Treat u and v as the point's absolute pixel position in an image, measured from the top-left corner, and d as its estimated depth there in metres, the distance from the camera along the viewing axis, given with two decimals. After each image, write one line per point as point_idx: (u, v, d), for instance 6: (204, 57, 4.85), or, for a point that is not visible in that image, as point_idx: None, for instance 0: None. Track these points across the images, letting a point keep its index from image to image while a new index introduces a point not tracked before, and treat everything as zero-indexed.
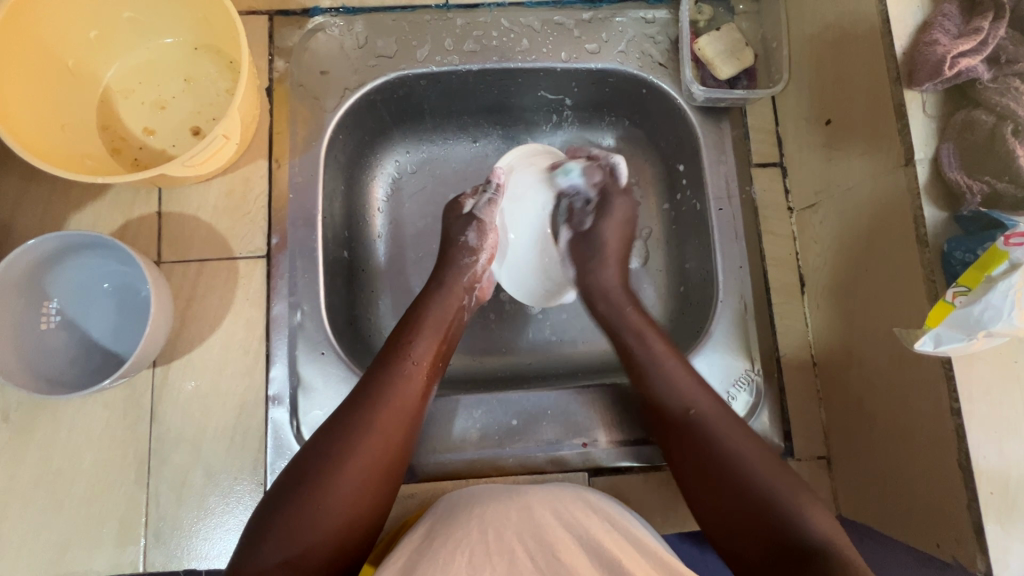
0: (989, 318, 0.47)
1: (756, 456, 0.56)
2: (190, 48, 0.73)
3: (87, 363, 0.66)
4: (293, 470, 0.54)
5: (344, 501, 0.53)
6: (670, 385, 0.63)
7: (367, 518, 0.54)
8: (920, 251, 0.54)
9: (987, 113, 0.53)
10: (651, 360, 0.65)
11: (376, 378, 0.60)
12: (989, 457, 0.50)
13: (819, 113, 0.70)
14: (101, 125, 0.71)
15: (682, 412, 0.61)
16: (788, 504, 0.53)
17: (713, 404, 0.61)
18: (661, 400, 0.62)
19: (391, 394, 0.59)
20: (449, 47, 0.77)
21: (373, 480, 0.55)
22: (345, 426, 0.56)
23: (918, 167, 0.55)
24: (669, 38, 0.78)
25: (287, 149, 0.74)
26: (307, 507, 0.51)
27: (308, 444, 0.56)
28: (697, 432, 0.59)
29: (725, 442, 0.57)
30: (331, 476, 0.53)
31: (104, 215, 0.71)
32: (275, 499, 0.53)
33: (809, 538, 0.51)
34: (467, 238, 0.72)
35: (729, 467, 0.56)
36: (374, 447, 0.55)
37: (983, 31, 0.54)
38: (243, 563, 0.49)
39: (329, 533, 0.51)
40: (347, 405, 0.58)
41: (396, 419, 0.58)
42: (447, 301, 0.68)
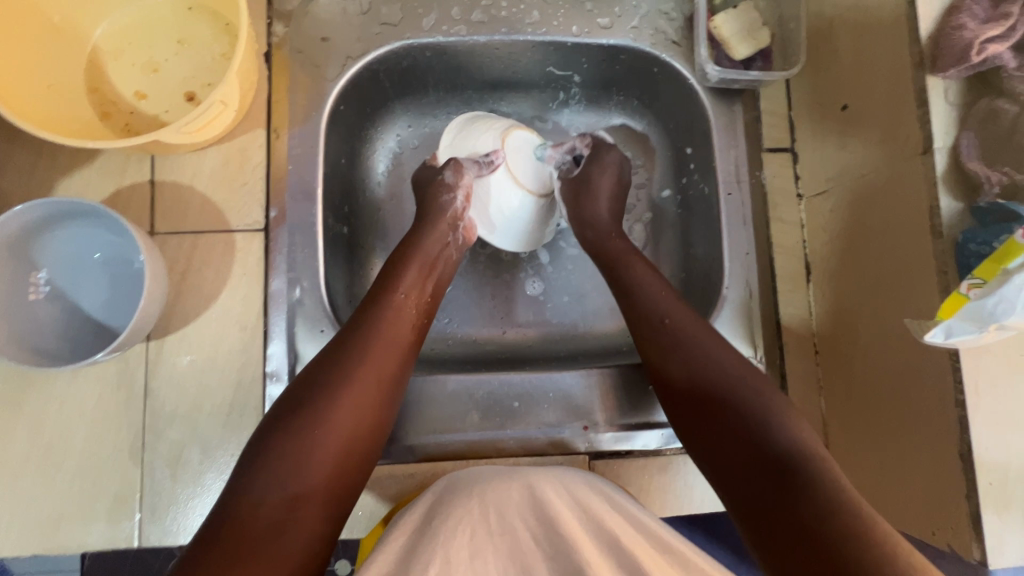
0: (1003, 311, 0.47)
1: (736, 367, 0.57)
2: (184, 8, 0.70)
3: (78, 335, 0.64)
4: (286, 404, 0.53)
5: (340, 428, 0.53)
6: (648, 293, 0.64)
7: (363, 453, 0.54)
8: (934, 241, 0.54)
9: (1010, 102, 0.52)
10: (635, 278, 0.65)
11: (365, 314, 0.60)
12: (990, 448, 0.51)
13: (834, 98, 0.69)
14: (91, 88, 0.68)
15: (660, 323, 0.62)
16: (761, 408, 0.54)
17: (689, 315, 0.62)
18: (644, 311, 0.63)
19: (381, 326, 0.59)
20: (457, 16, 0.74)
21: (369, 411, 0.55)
22: (339, 358, 0.56)
23: (937, 155, 0.54)
24: (684, 15, 0.76)
25: (285, 119, 0.71)
26: (304, 437, 0.51)
27: (299, 380, 0.55)
28: (677, 343, 0.60)
29: (710, 361, 0.58)
30: (327, 407, 0.53)
31: (94, 183, 0.68)
32: (268, 431, 0.52)
33: (776, 445, 0.51)
34: (444, 177, 0.70)
35: (707, 390, 0.57)
36: (367, 377, 0.56)
37: (1013, 16, 0.52)
38: (241, 498, 0.48)
39: (329, 465, 0.51)
40: (339, 342, 0.58)
41: (389, 353, 0.58)
42: (433, 242, 0.67)
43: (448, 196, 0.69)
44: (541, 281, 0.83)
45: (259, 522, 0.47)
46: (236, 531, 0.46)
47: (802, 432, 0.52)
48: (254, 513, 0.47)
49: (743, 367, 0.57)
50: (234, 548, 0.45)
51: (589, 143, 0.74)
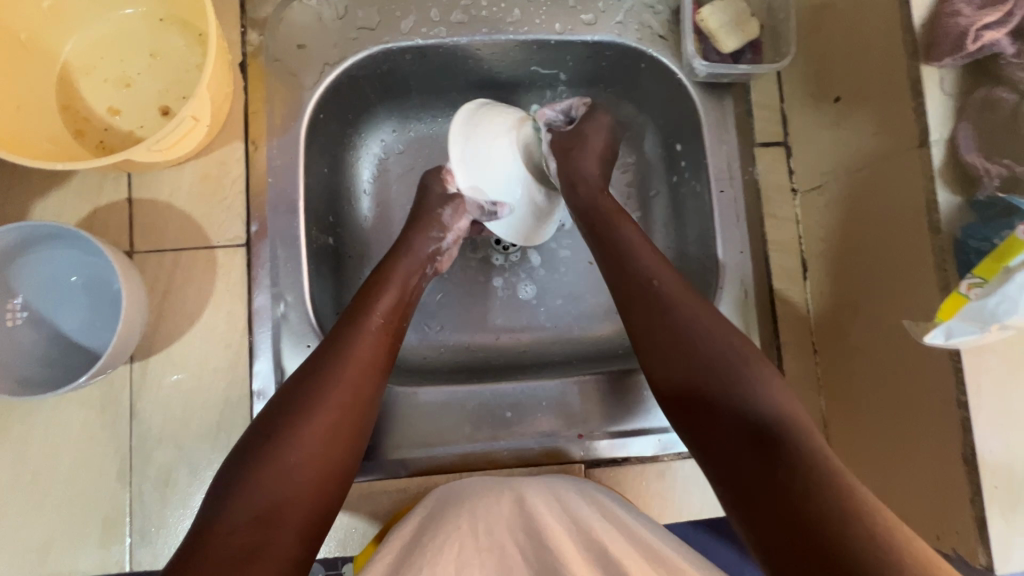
0: (1005, 310, 0.45)
1: (726, 346, 0.55)
2: (155, 20, 0.68)
3: (58, 359, 0.63)
4: (257, 429, 0.52)
5: (310, 448, 0.51)
6: (643, 266, 0.61)
7: (337, 475, 0.53)
8: (932, 238, 0.52)
9: (1008, 90, 0.50)
10: (624, 242, 0.63)
11: (339, 333, 0.58)
12: (994, 450, 0.49)
13: (827, 89, 0.66)
14: (62, 105, 0.66)
15: (647, 283, 0.59)
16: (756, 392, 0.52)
17: (676, 282, 0.60)
18: (632, 276, 0.60)
19: (354, 349, 0.57)
20: (436, 18, 0.72)
21: (342, 431, 0.53)
22: (309, 380, 0.54)
23: (933, 149, 0.52)
24: (670, 8, 0.74)
25: (263, 130, 0.69)
26: (272, 459, 0.50)
27: (272, 404, 0.54)
28: (663, 304, 0.58)
29: (704, 337, 0.56)
30: (296, 427, 0.51)
31: (70, 203, 0.66)
32: (240, 457, 0.51)
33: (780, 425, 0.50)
34: (442, 214, 0.68)
35: (691, 346, 0.56)
36: (339, 395, 0.54)
37: (1010, 0, 0.49)
38: (212, 526, 0.47)
39: (302, 484, 0.50)
40: (309, 365, 0.56)
41: (362, 370, 0.56)
42: (412, 265, 0.66)
43: (444, 232, 0.68)
44: (533, 285, 0.82)
45: (227, 548, 0.46)
46: (209, 561, 0.45)
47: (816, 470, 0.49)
48: (226, 540, 0.46)
49: (737, 342, 0.56)
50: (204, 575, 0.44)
51: (587, 102, 0.73)
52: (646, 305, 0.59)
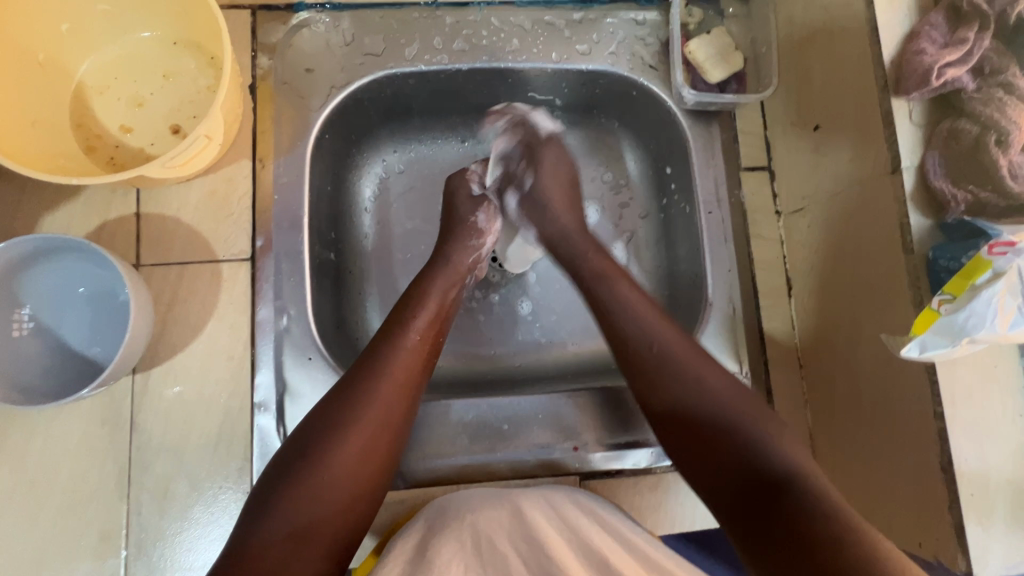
0: (973, 325, 0.48)
1: (726, 400, 0.56)
2: (169, 43, 0.71)
3: (61, 370, 0.64)
4: (295, 441, 0.54)
5: (346, 464, 0.52)
6: (629, 310, 0.62)
7: (369, 491, 0.54)
8: (906, 257, 0.55)
9: (971, 123, 0.54)
10: (615, 298, 0.64)
11: (379, 348, 0.60)
12: (969, 459, 0.52)
13: (807, 118, 0.71)
14: (75, 123, 0.68)
15: (647, 349, 0.60)
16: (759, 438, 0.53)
17: (678, 339, 0.60)
18: (625, 326, 0.62)
19: (394, 364, 0.58)
20: (439, 46, 0.76)
21: (377, 448, 0.55)
22: (348, 394, 0.56)
23: (905, 174, 0.56)
24: (660, 40, 0.78)
25: (270, 148, 0.72)
26: (311, 473, 0.51)
27: (311, 415, 0.56)
28: (660, 362, 0.59)
29: (694, 386, 0.57)
30: (335, 441, 0.53)
31: (79, 217, 0.68)
32: (278, 470, 0.52)
33: (777, 470, 0.51)
34: (476, 220, 0.73)
35: (683, 404, 0.57)
36: (376, 412, 0.55)
37: (969, 41, 0.54)
38: (249, 538, 0.48)
39: (336, 501, 0.51)
40: (348, 378, 0.58)
41: (400, 386, 0.58)
42: (450, 276, 0.69)
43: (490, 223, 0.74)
44: (530, 301, 0.84)
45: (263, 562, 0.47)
46: None
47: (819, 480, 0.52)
48: (260, 556, 0.47)
49: (734, 389, 0.57)
50: None
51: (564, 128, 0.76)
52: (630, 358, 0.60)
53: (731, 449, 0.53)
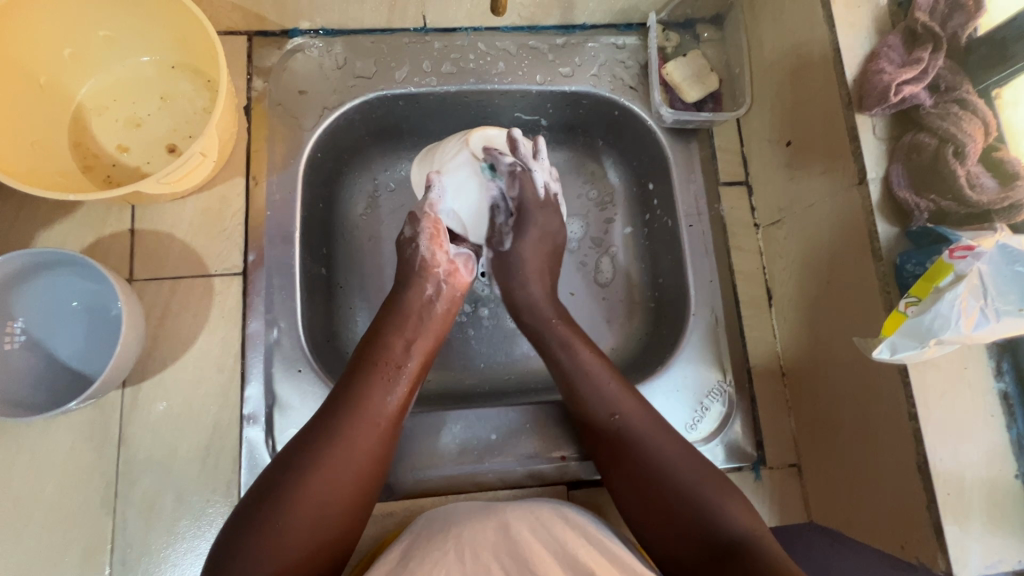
0: (939, 326, 0.50)
1: (680, 454, 0.59)
2: (168, 67, 0.74)
3: (52, 384, 0.64)
4: (259, 490, 0.53)
5: (310, 518, 0.51)
6: (582, 374, 0.66)
7: (332, 543, 0.53)
8: (875, 264, 0.58)
9: (930, 136, 0.56)
10: (577, 366, 0.66)
11: (347, 390, 0.59)
12: (945, 458, 0.53)
13: (780, 134, 0.74)
14: (74, 143, 0.71)
15: (608, 418, 0.63)
16: (706, 505, 0.55)
17: (641, 413, 0.63)
18: (592, 406, 0.64)
19: (360, 408, 0.57)
20: (428, 69, 0.79)
21: (343, 499, 0.53)
22: (313, 442, 0.54)
23: (871, 186, 0.59)
24: (639, 63, 0.82)
25: (264, 166, 0.74)
26: (271, 526, 0.50)
27: (277, 463, 0.54)
28: (630, 443, 0.61)
29: (653, 451, 0.59)
30: (296, 494, 0.51)
31: (74, 233, 0.70)
32: (240, 522, 0.51)
33: (728, 533, 0.53)
34: (403, 233, 0.71)
35: (654, 476, 0.58)
36: (341, 462, 0.54)
37: (925, 60, 0.57)
38: None
39: (297, 557, 0.50)
40: (316, 423, 0.56)
41: (369, 432, 0.57)
42: (414, 303, 0.67)
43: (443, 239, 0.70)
44: None
45: None
46: None
47: (738, 511, 0.55)
48: None
49: (682, 450, 0.59)
50: None
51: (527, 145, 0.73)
52: (602, 445, 0.63)
53: (691, 516, 0.55)
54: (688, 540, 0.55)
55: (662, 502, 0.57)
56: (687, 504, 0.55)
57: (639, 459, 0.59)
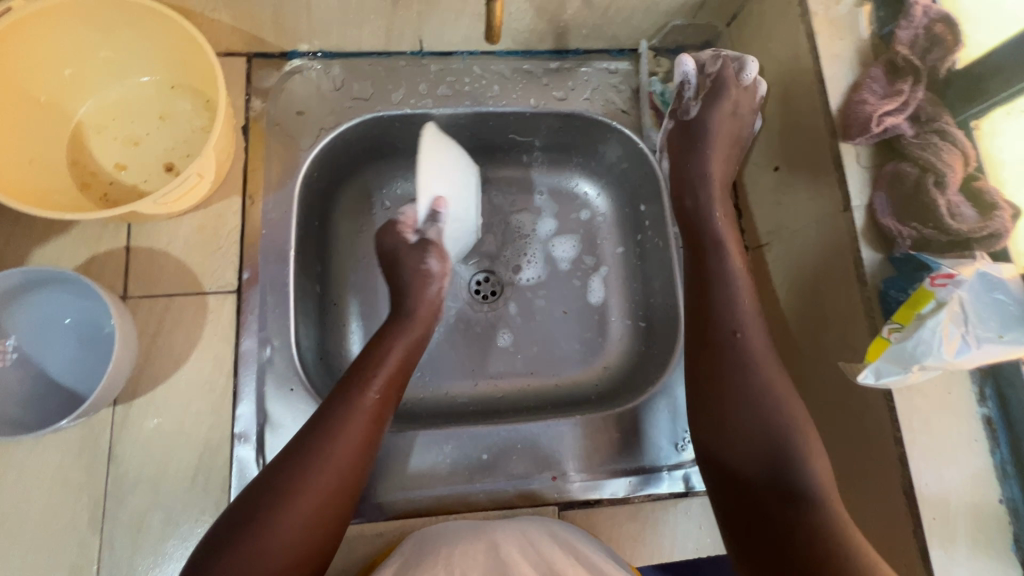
0: (922, 351, 0.51)
1: (782, 387, 0.59)
2: (167, 87, 0.75)
3: (42, 401, 0.64)
4: (242, 506, 0.53)
5: (295, 534, 0.52)
6: (727, 301, 0.64)
7: (314, 561, 0.53)
8: (860, 289, 0.59)
9: (912, 165, 0.58)
10: (721, 270, 0.66)
11: (337, 407, 0.60)
12: (930, 483, 0.54)
13: (767, 160, 0.75)
14: (71, 160, 0.71)
15: (730, 332, 0.62)
16: (799, 452, 0.55)
17: (761, 334, 0.63)
18: (718, 318, 0.63)
19: (349, 426, 0.58)
20: (424, 91, 0.80)
21: (327, 516, 0.54)
22: (301, 459, 0.55)
23: (855, 213, 0.60)
24: (631, 87, 0.84)
25: (260, 185, 0.75)
26: (256, 544, 0.50)
27: (262, 478, 0.55)
28: (741, 363, 0.61)
29: (773, 392, 0.58)
30: (283, 509, 0.52)
31: (69, 250, 0.70)
32: (222, 538, 0.51)
33: (804, 485, 0.53)
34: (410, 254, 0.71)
35: (762, 404, 0.58)
36: (328, 478, 0.55)
37: (904, 93, 0.59)
38: None
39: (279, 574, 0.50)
40: (303, 440, 0.57)
41: (357, 449, 0.58)
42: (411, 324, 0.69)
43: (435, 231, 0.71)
44: (510, 333, 0.86)
45: None
46: None
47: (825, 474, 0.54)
48: None
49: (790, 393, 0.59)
50: None
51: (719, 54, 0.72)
52: (711, 358, 0.62)
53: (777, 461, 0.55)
54: (762, 467, 0.56)
55: (758, 444, 0.57)
56: (776, 443, 0.56)
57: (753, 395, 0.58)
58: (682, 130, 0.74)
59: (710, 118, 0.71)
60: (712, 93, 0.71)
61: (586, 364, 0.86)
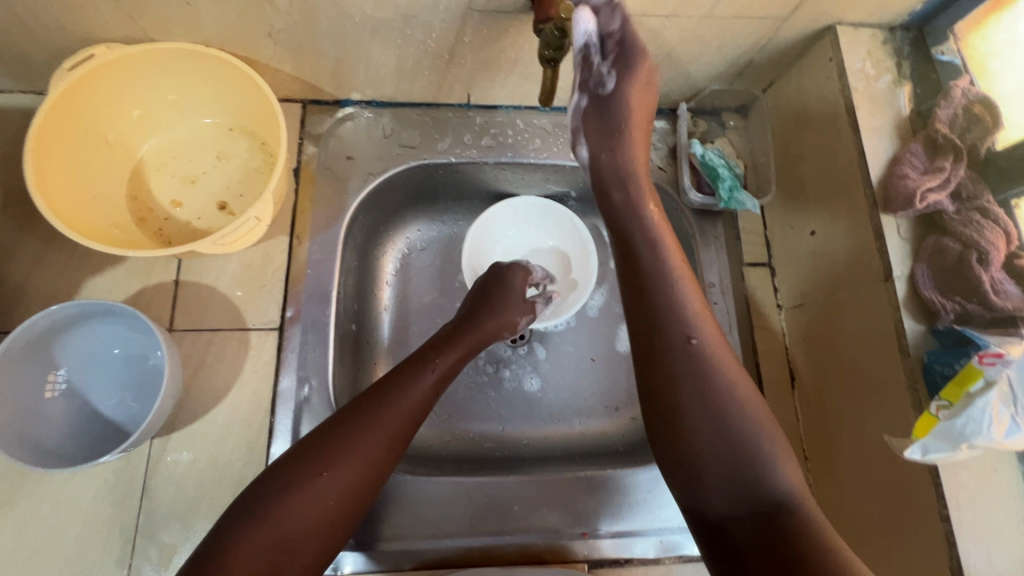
0: (971, 431, 0.51)
1: (741, 390, 0.55)
2: (226, 129, 0.78)
3: (84, 431, 0.65)
4: (306, 445, 0.55)
5: (347, 480, 0.54)
6: (672, 304, 0.58)
7: (357, 510, 0.55)
8: (902, 360, 0.60)
9: (954, 240, 0.59)
10: (659, 269, 0.60)
11: (403, 375, 0.62)
12: (979, 565, 0.53)
13: (803, 223, 0.76)
14: (131, 196, 0.74)
15: (683, 341, 0.56)
16: (760, 458, 0.52)
17: (714, 338, 0.57)
18: (665, 323, 0.57)
19: (411, 393, 0.61)
20: (468, 142, 0.83)
21: (376, 472, 0.56)
22: (365, 412, 0.57)
23: (897, 283, 0.61)
24: (668, 145, 0.85)
25: (308, 226, 0.77)
26: (314, 479, 0.53)
27: (326, 424, 0.57)
28: (693, 375, 0.55)
29: (730, 399, 0.54)
30: (343, 457, 0.54)
31: (121, 282, 0.72)
32: (283, 470, 0.54)
33: (773, 492, 0.50)
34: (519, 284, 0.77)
35: (719, 415, 0.53)
36: (385, 436, 0.57)
37: (946, 170, 0.61)
38: (239, 539, 0.49)
39: (325, 518, 0.52)
40: (366, 397, 0.59)
41: (414, 416, 0.60)
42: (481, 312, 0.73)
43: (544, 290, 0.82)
44: (539, 378, 0.86)
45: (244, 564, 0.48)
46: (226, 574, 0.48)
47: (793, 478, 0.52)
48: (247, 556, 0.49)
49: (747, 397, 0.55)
50: None
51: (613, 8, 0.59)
52: (656, 364, 0.56)
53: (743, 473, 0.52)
54: (728, 486, 0.52)
55: (714, 457, 0.53)
56: (735, 453, 0.52)
57: (702, 406, 0.54)
58: (598, 108, 0.66)
59: (625, 92, 0.64)
60: (623, 61, 0.62)
61: (614, 414, 0.85)
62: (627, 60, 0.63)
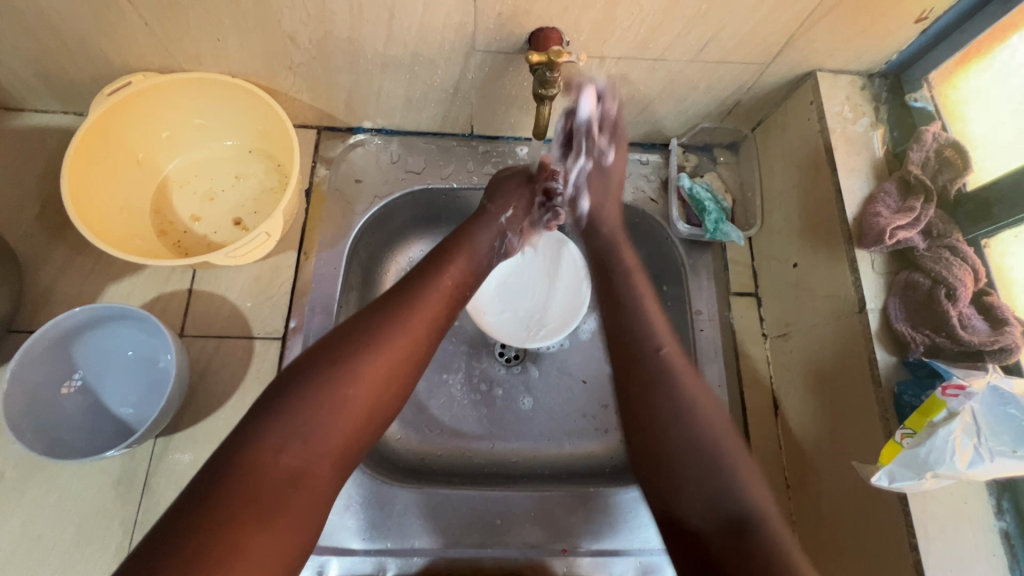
0: (935, 459, 0.53)
1: (707, 409, 0.57)
2: (245, 150, 0.84)
3: (94, 427, 0.69)
4: (315, 352, 0.54)
5: (367, 380, 0.53)
6: (637, 315, 0.64)
7: (380, 412, 0.54)
8: (874, 390, 0.62)
9: (924, 276, 0.62)
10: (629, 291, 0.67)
11: (409, 285, 0.61)
12: None
13: (787, 255, 0.78)
14: (155, 210, 0.80)
15: (653, 350, 0.61)
16: (727, 472, 0.53)
17: (681, 356, 0.61)
18: (642, 333, 0.62)
19: (420, 301, 0.59)
20: (471, 169, 0.88)
21: (394, 375, 0.55)
22: (374, 318, 0.56)
23: (870, 315, 0.64)
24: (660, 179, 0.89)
25: (315, 243, 0.82)
26: (333, 384, 0.52)
27: (335, 332, 0.56)
28: (663, 383, 0.59)
29: (701, 414, 0.56)
30: (362, 360, 0.53)
31: (139, 289, 0.77)
32: (295, 376, 0.52)
33: (740, 507, 0.51)
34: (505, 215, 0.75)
35: (687, 424, 0.56)
36: (399, 340, 0.56)
37: (916, 210, 0.64)
38: (260, 444, 0.48)
39: (345, 426, 0.52)
40: (375, 304, 0.58)
41: (426, 323, 0.59)
42: (483, 239, 0.71)
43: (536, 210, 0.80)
44: (531, 398, 0.89)
45: (267, 473, 0.47)
46: (253, 485, 0.47)
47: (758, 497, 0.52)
48: (274, 460, 0.48)
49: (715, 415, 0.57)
50: (249, 497, 0.46)
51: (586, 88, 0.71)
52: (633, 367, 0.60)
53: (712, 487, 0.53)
54: (698, 501, 0.53)
55: (681, 470, 0.54)
56: (705, 463, 0.54)
57: (673, 418, 0.56)
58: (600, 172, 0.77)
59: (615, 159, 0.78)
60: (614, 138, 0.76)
61: (601, 435, 0.87)
62: (615, 135, 0.76)
